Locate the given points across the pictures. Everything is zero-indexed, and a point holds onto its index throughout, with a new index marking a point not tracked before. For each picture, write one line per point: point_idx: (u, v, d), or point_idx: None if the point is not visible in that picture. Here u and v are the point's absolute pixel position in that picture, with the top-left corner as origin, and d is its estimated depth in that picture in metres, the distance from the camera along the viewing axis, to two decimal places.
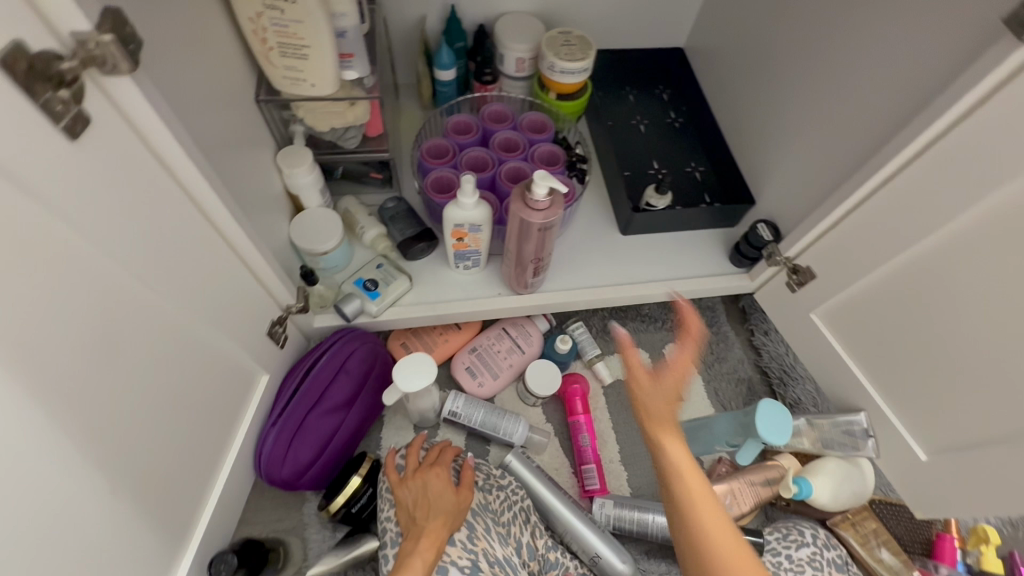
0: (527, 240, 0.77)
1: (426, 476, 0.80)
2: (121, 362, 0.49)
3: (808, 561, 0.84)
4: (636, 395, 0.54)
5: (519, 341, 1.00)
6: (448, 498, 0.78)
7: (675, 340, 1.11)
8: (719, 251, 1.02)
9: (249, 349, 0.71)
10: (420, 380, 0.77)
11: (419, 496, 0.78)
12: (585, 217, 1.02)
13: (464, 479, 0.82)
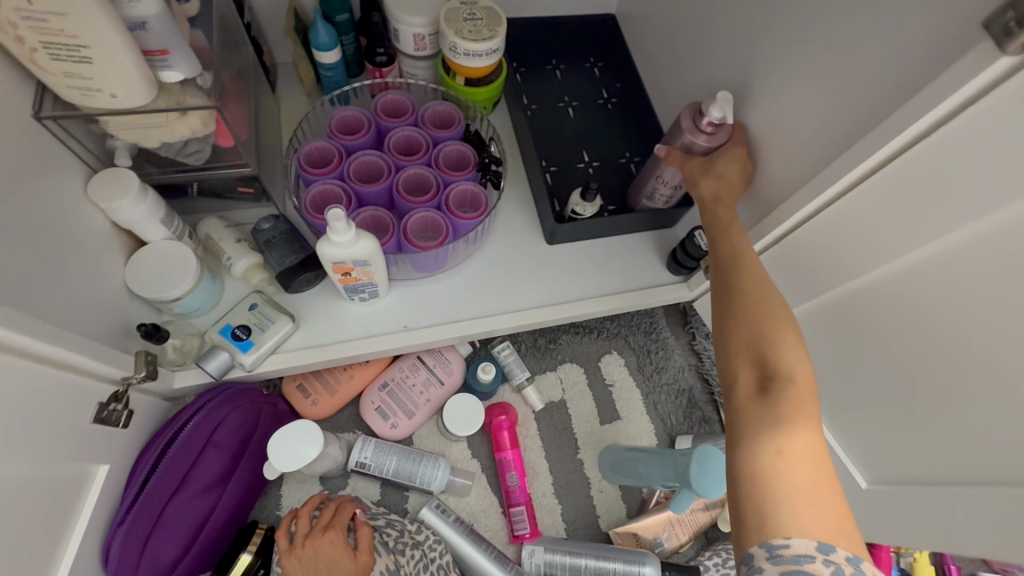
0: (659, 175, 0.80)
1: (317, 544, 0.69)
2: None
3: None
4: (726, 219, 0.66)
5: (436, 371, 0.89)
6: (345, 562, 0.69)
7: (612, 351, 1.02)
8: (656, 257, 0.92)
9: (71, 448, 0.56)
10: (302, 457, 0.64)
11: (311, 566, 0.68)
12: (505, 225, 0.89)
13: (363, 542, 0.71)
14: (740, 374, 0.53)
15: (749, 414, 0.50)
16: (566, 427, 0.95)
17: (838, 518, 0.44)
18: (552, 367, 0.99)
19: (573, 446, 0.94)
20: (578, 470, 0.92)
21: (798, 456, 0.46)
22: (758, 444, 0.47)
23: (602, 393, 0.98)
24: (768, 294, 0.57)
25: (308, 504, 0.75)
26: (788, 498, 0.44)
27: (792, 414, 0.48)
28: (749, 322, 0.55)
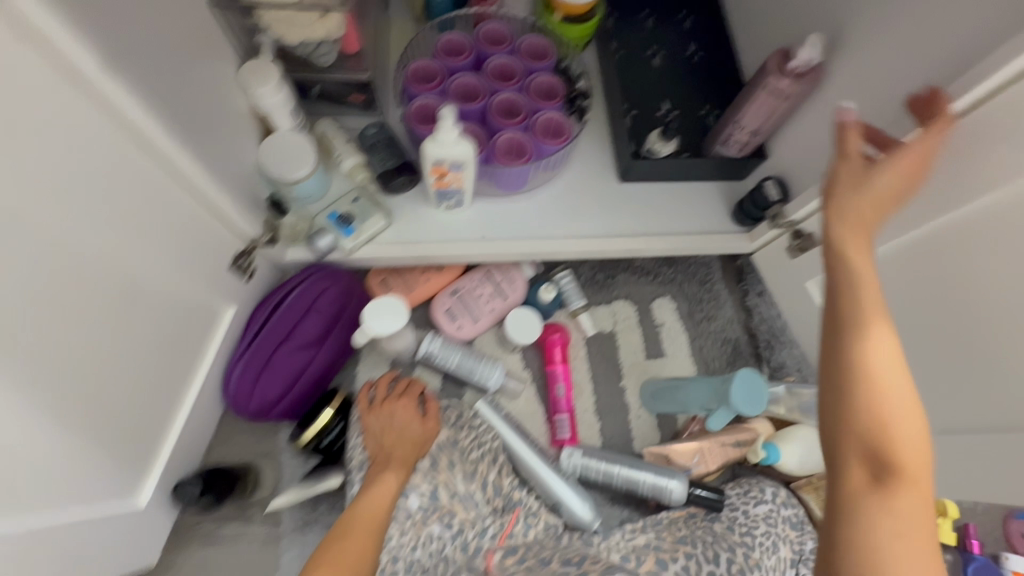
0: (738, 120, 0.83)
1: (394, 407, 0.81)
2: (48, 292, 0.45)
3: (765, 517, 0.83)
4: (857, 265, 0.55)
5: (502, 286, 0.98)
6: (416, 428, 0.80)
7: (665, 295, 1.07)
8: (723, 206, 0.96)
9: (213, 281, 0.68)
10: (389, 326, 0.74)
11: (387, 425, 0.80)
12: (582, 158, 0.95)
13: (430, 411, 0.83)
14: (849, 465, 0.49)
15: (862, 509, 0.47)
16: (613, 355, 1.02)
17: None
18: (606, 301, 1.05)
19: (617, 373, 1.01)
20: (620, 394, 0.99)
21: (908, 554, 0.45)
22: (869, 522, 0.46)
23: (650, 331, 1.04)
24: (878, 352, 0.50)
25: (383, 377, 0.86)
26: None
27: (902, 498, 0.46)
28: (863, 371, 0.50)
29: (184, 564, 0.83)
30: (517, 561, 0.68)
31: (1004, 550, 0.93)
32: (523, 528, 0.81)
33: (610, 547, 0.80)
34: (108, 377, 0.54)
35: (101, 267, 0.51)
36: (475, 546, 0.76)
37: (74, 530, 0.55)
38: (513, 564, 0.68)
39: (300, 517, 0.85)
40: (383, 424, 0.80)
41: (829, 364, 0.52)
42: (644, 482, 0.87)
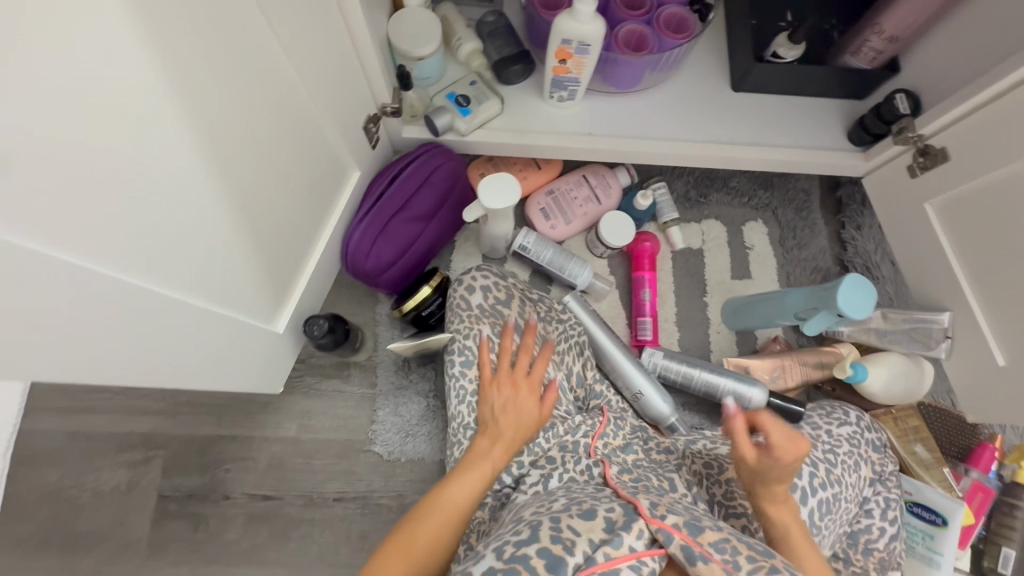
0: (878, 24, 0.80)
1: (520, 390, 0.74)
2: (229, 79, 0.48)
3: (847, 438, 0.80)
4: (761, 456, 0.61)
5: (597, 191, 0.99)
6: (533, 411, 0.74)
7: (757, 220, 1.06)
8: (839, 126, 0.92)
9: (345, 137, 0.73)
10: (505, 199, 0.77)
11: (506, 402, 0.73)
12: (696, 65, 0.93)
13: (548, 396, 0.76)
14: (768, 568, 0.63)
15: None
16: (699, 272, 1.03)
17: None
18: (697, 219, 1.05)
19: (701, 289, 1.02)
20: (702, 310, 1.01)
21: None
22: None
23: (739, 253, 1.04)
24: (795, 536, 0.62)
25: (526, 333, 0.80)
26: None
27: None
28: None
29: (290, 408, 0.92)
30: (629, 478, 0.67)
31: None
32: (613, 431, 0.79)
33: (686, 454, 0.79)
34: (262, 195, 0.59)
35: (274, 89, 0.55)
36: (569, 445, 0.75)
37: (216, 327, 0.59)
38: (624, 477, 0.66)
39: (394, 381, 0.92)
40: (503, 401, 0.73)
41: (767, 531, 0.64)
42: (723, 388, 0.89)
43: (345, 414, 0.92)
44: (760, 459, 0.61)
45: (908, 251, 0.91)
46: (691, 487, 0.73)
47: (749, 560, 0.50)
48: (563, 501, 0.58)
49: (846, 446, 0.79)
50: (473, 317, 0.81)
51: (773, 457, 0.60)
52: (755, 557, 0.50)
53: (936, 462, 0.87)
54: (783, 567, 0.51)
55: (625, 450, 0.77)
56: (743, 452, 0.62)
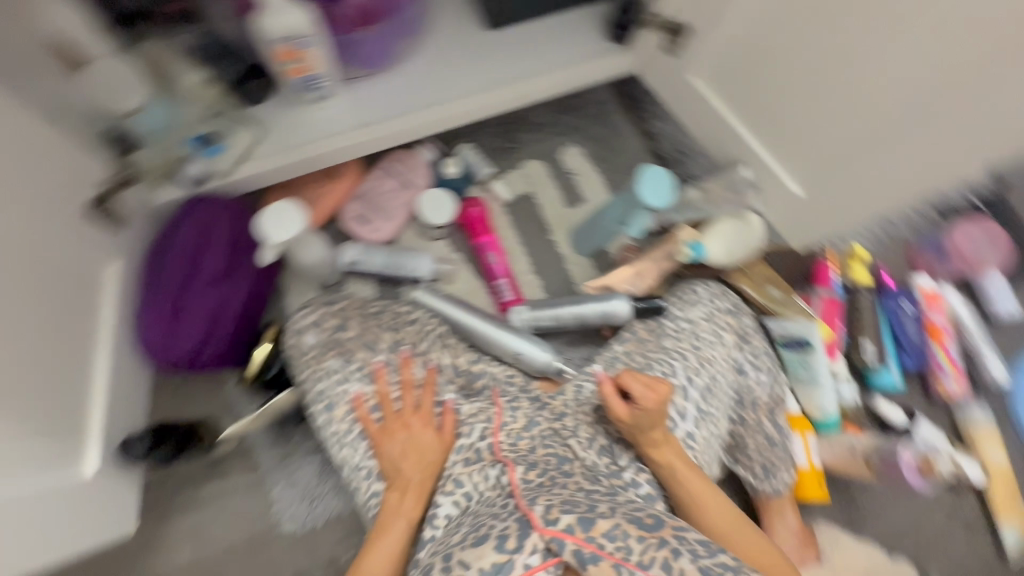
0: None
1: (411, 428, 0.71)
2: None
3: (706, 318, 0.85)
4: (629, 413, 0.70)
5: (405, 176, 0.95)
6: (432, 440, 0.71)
7: (570, 144, 1.07)
8: (599, 28, 0.93)
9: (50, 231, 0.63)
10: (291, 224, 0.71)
11: (405, 447, 0.70)
12: (443, 17, 0.89)
13: (446, 422, 0.74)
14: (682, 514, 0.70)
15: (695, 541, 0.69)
16: (537, 214, 1.02)
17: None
18: (515, 165, 1.04)
19: (545, 230, 1.02)
20: (553, 248, 1.01)
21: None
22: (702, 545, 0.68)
23: (565, 182, 1.05)
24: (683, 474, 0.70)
25: (403, 369, 0.76)
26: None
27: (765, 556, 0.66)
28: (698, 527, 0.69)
29: (174, 533, 0.82)
30: (535, 474, 0.62)
31: (910, 273, 1.06)
32: (507, 414, 0.73)
33: (578, 409, 0.77)
34: None
35: None
36: (469, 450, 0.69)
37: None
38: (532, 475, 0.61)
39: (276, 452, 0.84)
40: (400, 448, 0.70)
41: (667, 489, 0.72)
42: (591, 313, 0.90)
43: (238, 510, 0.83)
44: (632, 414, 0.70)
45: (699, 122, 0.96)
46: (593, 442, 0.73)
47: (639, 540, 0.52)
48: (464, 530, 0.58)
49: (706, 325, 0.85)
50: (316, 358, 0.74)
51: (641, 408, 0.70)
52: (645, 536, 0.52)
53: (788, 297, 0.95)
54: (674, 537, 0.53)
55: (527, 429, 0.71)
56: (616, 414, 0.71)
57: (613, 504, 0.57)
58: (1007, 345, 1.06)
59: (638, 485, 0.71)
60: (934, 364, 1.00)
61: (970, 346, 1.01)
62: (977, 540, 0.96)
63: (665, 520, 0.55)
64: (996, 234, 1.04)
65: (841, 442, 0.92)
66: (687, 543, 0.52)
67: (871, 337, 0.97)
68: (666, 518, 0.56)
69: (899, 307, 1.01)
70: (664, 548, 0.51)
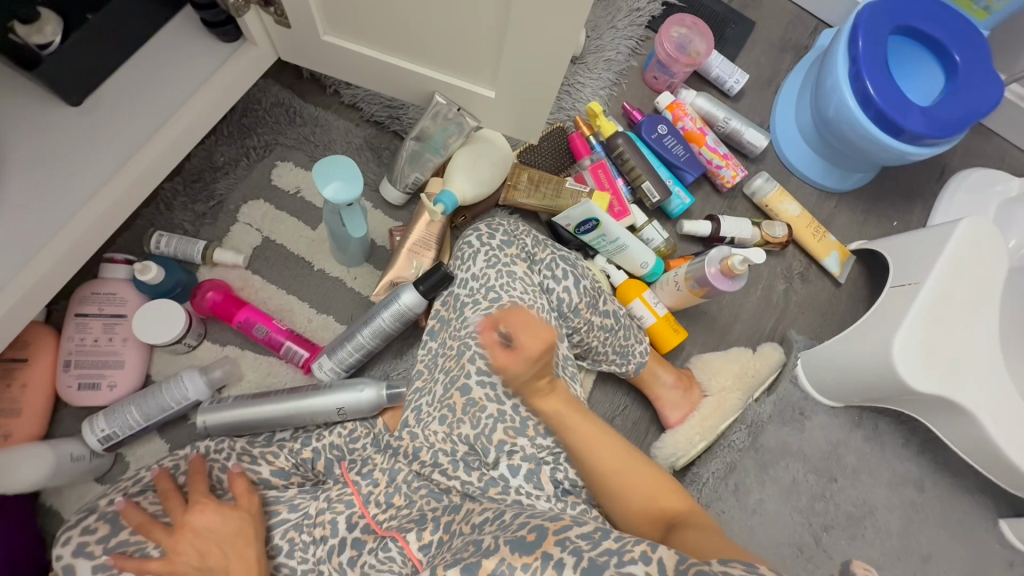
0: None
1: (193, 524, 0.63)
2: None
3: (488, 265, 0.79)
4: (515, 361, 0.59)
5: (108, 309, 0.78)
6: (228, 516, 0.64)
7: (277, 163, 0.93)
8: (202, 37, 0.78)
9: None
10: None
11: (201, 547, 0.61)
12: (7, 125, 0.70)
13: (240, 491, 0.67)
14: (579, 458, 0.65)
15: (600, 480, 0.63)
16: (287, 255, 0.90)
17: (704, 530, 0.55)
18: (233, 219, 0.90)
19: (305, 265, 0.90)
20: (325, 277, 0.90)
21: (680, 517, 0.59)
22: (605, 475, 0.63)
23: (295, 204, 0.92)
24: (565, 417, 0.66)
25: (158, 482, 0.67)
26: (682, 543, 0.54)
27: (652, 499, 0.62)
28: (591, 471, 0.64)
29: None
30: (430, 532, 0.64)
31: (655, 99, 1.09)
32: (363, 481, 0.70)
33: (427, 434, 0.71)
34: None
35: None
36: (348, 547, 0.65)
37: None
38: (427, 535, 0.64)
39: None
40: (198, 548, 0.61)
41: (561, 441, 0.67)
42: (386, 321, 0.81)
43: None
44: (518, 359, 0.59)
45: (372, 79, 0.84)
46: (457, 460, 0.69)
47: (524, 568, 0.49)
48: None
49: (494, 273, 0.79)
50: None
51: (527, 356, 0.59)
52: (528, 562, 0.49)
53: (559, 186, 0.92)
54: (557, 544, 0.51)
55: (393, 481, 0.70)
56: (500, 363, 0.60)
57: (500, 531, 0.55)
58: (754, 111, 1.13)
59: (517, 470, 0.67)
60: (709, 165, 1.05)
61: (725, 131, 1.07)
62: (811, 284, 1.06)
63: (547, 527, 0.53)
64: (693, 21, 1.06)
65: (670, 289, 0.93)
66: (569, 544, 0.50)
67: (648, 176, 0.97)
68: (548, 524, 0.54)
69: (658, 135, 1.02)
70: (549, 565, 0.49)
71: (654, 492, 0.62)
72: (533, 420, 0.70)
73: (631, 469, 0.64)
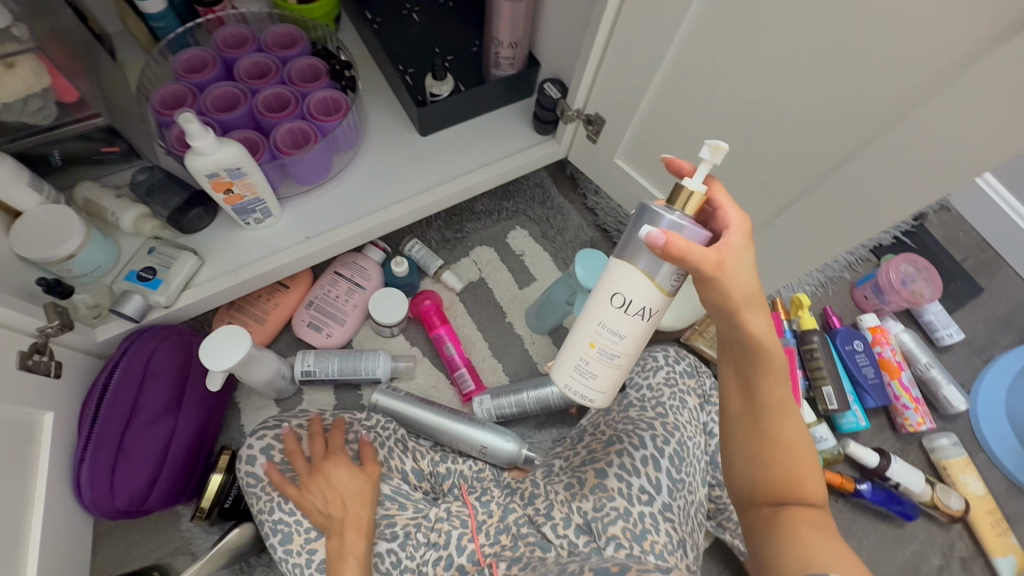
0: (495, 38, 0.88)
1: (324, 471, 0.72)
2: None
3: (665, 381, 0.87)
4: (725, 262, 0.45)
5: (355, 279, 0.95)
6: (355, 477, 0.72)
7: (516, 227, 1.10)
8: (524, 124, 0.99)
9: (8, 394, 0.59)
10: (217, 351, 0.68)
11: (326, 492, 0.70)
12: (376, 130, 0.94)
13: (366, 456, 0.76)
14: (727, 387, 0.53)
15: (734, 435, 0.53)
16: (491, 299, 1.04)
17: (835, 548, 0.45)
18: (465, 254, 1.07)
19: (501, 313, 1.03)
20: (510, 331, 1.02)
21: (807, 500, 0.50)
22: (738, 415, 0.52)
23: (515, 263, 1.07)
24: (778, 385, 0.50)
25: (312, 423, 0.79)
26: (789, 552, 0.46)
27: (780, 412, 0.50)
28: (728, 330, 0.49)
29: None
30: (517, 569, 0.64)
31: (858, 315, 1.11)
32: (480, 508, 0.74)
33: (550, 489, 0.75)
34: None
35: None
36: (453, 567, 0.68)
37: None
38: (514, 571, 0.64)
39: None
40: (323, 495, 0.70)
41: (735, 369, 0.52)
42: (553, 394, 0.90)
43: None
44: (723, 261, 0.44)
45: (629, 200, 0.99)
46: (571, 522, 0.70)
47: None
48: None
49: (667, 390, 0.86)
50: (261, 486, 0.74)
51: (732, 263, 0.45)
52: None
53: None
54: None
55: (504, 519, 0.72)
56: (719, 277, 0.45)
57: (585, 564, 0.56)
58: (957, 370, 1.10)
59: None
60: (896, 400, 1.02)
61: (923, 377, 1.04)
62: None
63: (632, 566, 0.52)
64: (926, 266, 1.08)
65: (627, 321, 0.50)
66: None
67: (832, 381, 0.98)
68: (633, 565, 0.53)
69: (852, 348, 1.03)
70: None
71: (787, 409, 0.51)
72: (652, 535, 0.70)
73: (785, 420, 0.51)
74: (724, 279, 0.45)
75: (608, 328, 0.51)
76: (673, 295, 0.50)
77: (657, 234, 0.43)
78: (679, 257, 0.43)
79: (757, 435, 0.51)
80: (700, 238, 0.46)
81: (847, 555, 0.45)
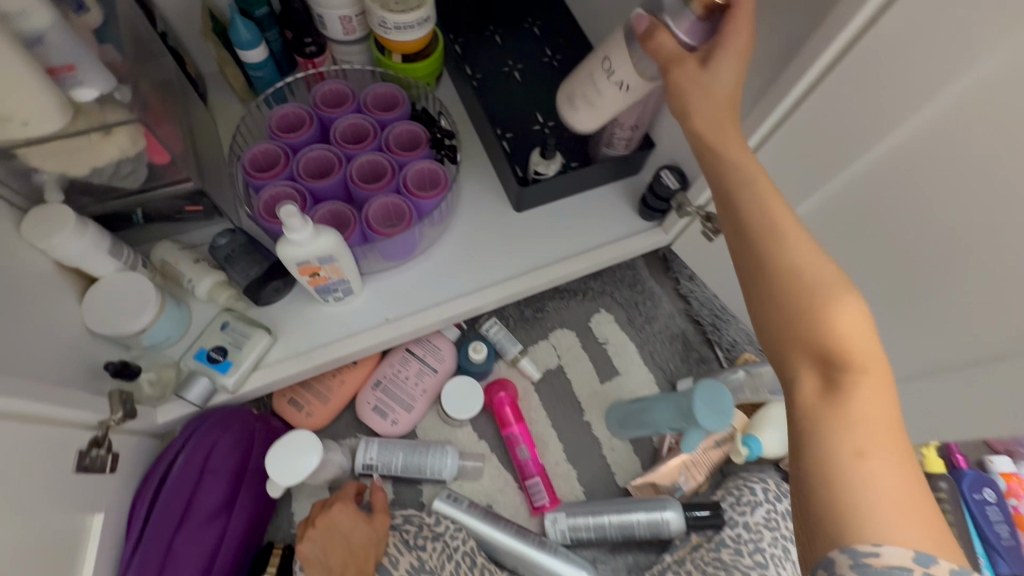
0: (616, 118, 0.77)
1: (331, 520, 0.71)
2: None
3: (765, 522, 0.78)
4: (688, 88, 0.50)
5: (428, 360, 0.87)
6: (361, 529, 0.72)
7: (601, 310, 1.00)
8: (628, 206, 0.90)
9: (66, 504, 0.53)
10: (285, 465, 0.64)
11: (329, 542, 0.70)
12: (468, 201, 0.86)
13: (377, 506, 0.75)
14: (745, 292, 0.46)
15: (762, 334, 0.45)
16: (569, 392, 0.94)
17: (889, 462, 0.38)
18: (544, 336, 0.97)
19: (578, 409, 0.93)
20: (588, 431, 0.92)
21: (843, 352, 0.41)
22: (758, 307, 0.45)
23: (598, 352, 0.98)
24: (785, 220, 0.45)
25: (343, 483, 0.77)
26: (828, 454, 0.39)
27: (782, 255, 0.44)
28: (741, 228, 0.46)
29: None
30: None
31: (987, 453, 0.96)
32: None
33: None
34: None
35: None
36: None
37: None
38: None
39: None
40: (326, 547, 0.70)
41: (747, 247, 0.46)
42: (638, 524, 0.79)
43: None
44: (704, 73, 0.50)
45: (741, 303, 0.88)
46: None
47: None
48: None
49: (767, 534, 0.77)
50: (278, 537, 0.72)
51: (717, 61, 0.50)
52: None
53: None
54: None
55: None
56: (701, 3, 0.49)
57: None
58: None
59: None
60: None
61: None
62: None
63: None
64: None
65: (610, 91, 0.62)
66: None
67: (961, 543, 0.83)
68: None
69: (981, 498, 0.89)
70: None
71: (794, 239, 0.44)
72: None
73: (810, 256, 0.44)
74: (687, 89, 0.50)
75: (589, 96, 0.64)
76: (652, 80, 0.59)
77: (643, 17, 0.54)
78: (659, 48, 0.52)
79: (778, 316, 0.44)
80: (697, 42, 0.52)
81: (903, 469, 0.38)
